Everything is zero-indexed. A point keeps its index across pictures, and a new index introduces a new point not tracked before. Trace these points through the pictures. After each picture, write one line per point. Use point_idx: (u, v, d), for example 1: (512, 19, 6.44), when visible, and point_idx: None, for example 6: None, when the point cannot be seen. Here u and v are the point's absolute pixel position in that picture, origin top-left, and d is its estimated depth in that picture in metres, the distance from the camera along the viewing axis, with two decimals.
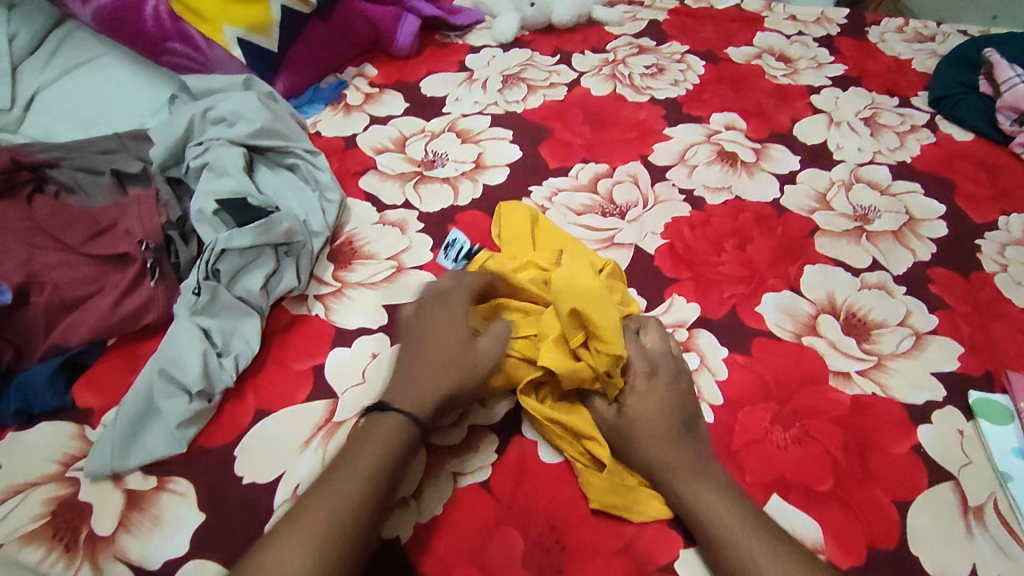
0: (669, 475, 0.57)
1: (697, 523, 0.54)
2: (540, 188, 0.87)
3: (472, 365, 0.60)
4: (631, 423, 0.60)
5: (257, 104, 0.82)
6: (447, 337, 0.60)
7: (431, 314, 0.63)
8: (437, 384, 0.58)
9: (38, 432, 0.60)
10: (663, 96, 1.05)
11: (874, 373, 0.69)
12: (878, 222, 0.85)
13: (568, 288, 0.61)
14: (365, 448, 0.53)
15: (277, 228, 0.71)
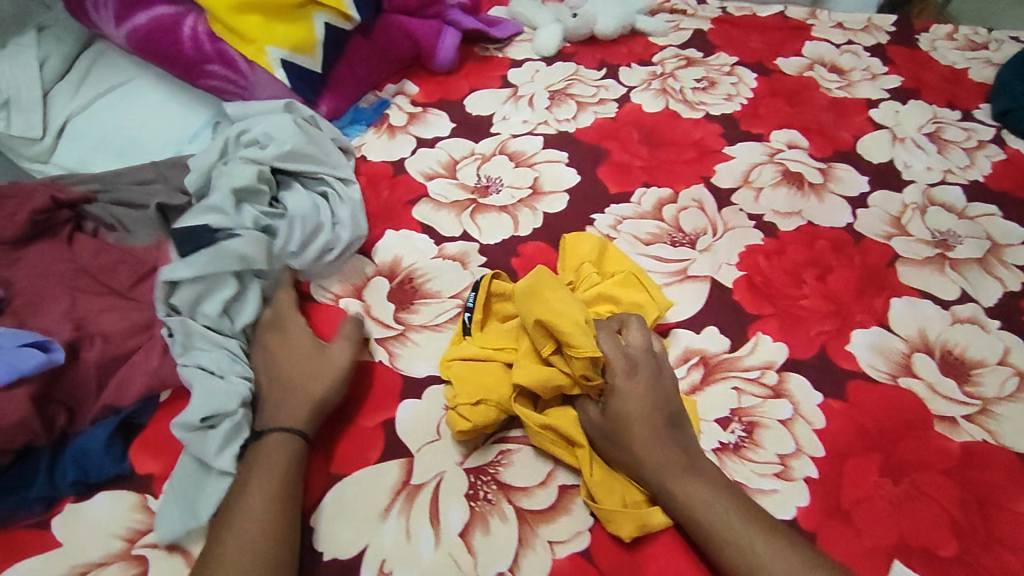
0: (663, 478, 0.55)
1: (699, 529, 0.53)
2: (603, 216, 0.82)
3: (330, 373, 0.61)
4: (615, 426, 0.57)
5: (292, 125, 0.77)
6: (296, 359, 0.62)
7: (266, 343, 0.64)
8: (305, 399, 0.59)
9: (96, 504, 0.55)
10: (718, 112, 1.01)
11: (981, 418, 0.64)
12: (960, 249, 0.81)
13: (532, 299, 0.59)
14: (257, 476, 0.54)
15: (228, 255, 0.65)
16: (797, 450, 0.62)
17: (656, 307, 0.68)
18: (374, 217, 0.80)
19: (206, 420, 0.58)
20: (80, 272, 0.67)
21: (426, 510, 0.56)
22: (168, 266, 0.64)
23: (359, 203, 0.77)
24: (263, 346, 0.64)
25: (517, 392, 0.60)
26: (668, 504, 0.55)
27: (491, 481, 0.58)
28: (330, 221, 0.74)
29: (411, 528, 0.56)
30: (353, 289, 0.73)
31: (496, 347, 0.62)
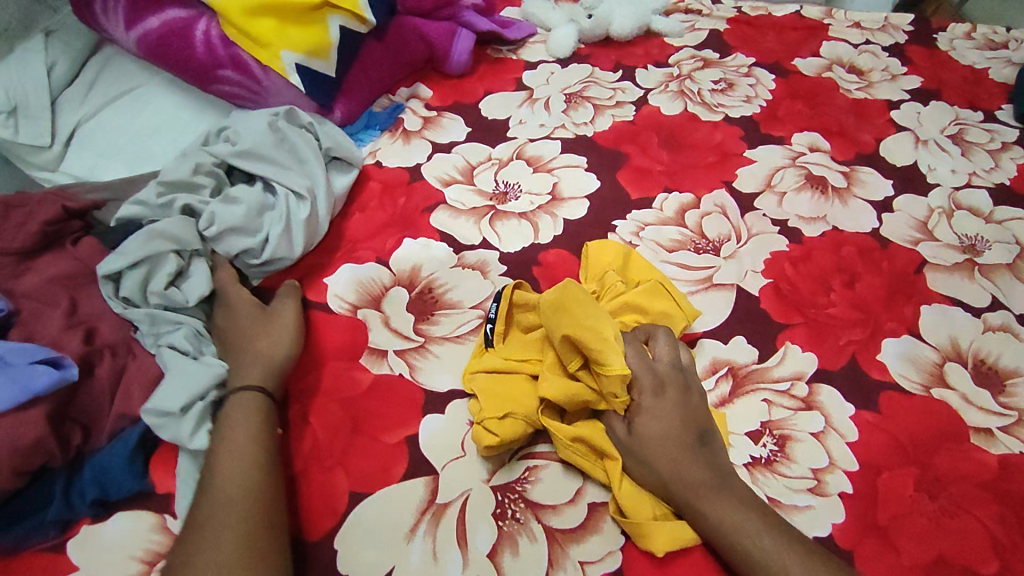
0: (688, 496, 0.54)
1: (732, 547, 0.52)
2: (624, 222, 0.81)
3: (270, 333, 0.62)
4: (642, 443, 0.56)
5: (262, 126, 0.76)
6: (244, 329, 0.63)
7: (219, 323, 0.64)
8: (255, 363, 0.59)
9: (115, 526, 0.53)
10: (737, 114, 0.99)
11: (1018, 430, 0.63)
12: (989, 254, 0.80)
13: (557, 314, 0.57)
14: (231, 438, 0.54)
15: (157, 237, 0.65)
16: (830, 464, 0.60)
17: (684, 316, 0.67)
18: (390, 224, 0.78)
19: (184, 407, 0.56)
20: (89, 277, 0.65)
21: (453, 530, 0.55)
22: (105, 260, 0.64)
23: (301, 219, 0.72)
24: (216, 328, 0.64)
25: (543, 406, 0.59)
26: (699, 523, 0.53)
27: (519, 499, 0.57)
28: (265, 231, 0.71)
29: (438, 549, 0.54)
30: (371, 298, 0.71)
31: (521, 360, 0.61)
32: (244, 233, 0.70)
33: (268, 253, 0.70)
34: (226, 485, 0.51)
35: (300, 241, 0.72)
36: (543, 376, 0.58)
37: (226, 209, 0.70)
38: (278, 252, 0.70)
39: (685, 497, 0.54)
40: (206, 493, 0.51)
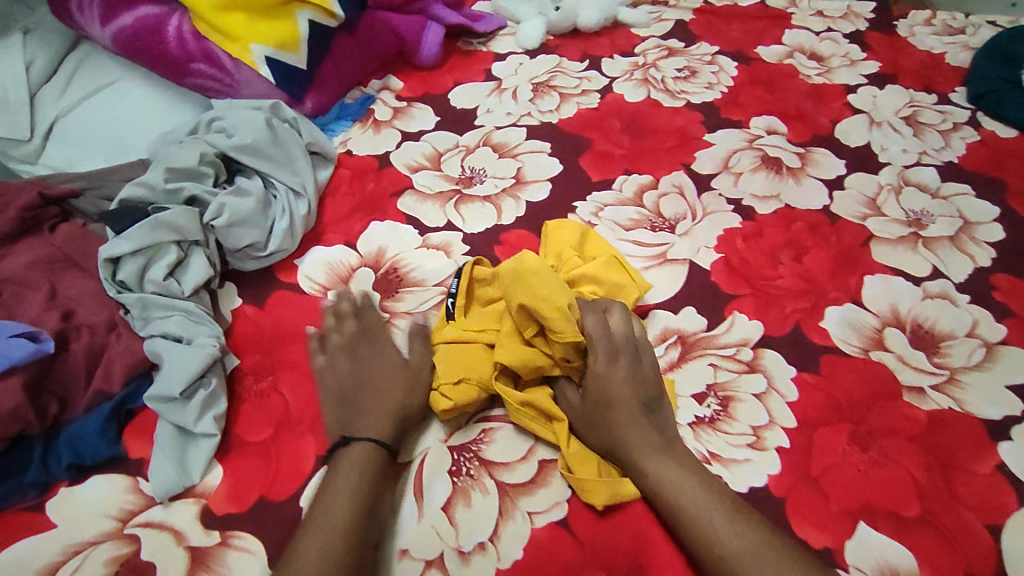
0: (633, 455, 0.57)
1: (666, 502, 0.55)
2: (584, 203, 0.84)
3: (409, 389, 0.61)
4: (593, 408, 0.60)
5: (259, 121, 0.76)
6: (375, 367, 0.62)
7: (358, 353, 0.64)
8: (389, 413, 0.59)
9: (91, 488, 0.56)
10: (699, 100, 1.02)
11: (948, 387, 0.67)
12: (933, 227, 0.83)
13: (513, 284, 0.62)
14: (339, 484, 0.54)
15: (161, 228, 0.66)
16: (770, 421, 0.64)
17: (636, 288, 0.71)
18: (359, 209, 0.81)
19: (183, 392, 0.59)
20: (65, 260, 0.68)
21: (410, 488, 0.59)
22: (109, 243, 0.65)
23: (301, 216, 0.74)
24: (349, 353, 0.64)
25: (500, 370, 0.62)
26: (640, 481, 0.57)
27: (473, 457, 0.61)
28: (269, 227, 0.72)
29: (396, 505, 0.58)
30: (339, 279, 0.73)
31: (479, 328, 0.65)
32: (249, 226, 0.71)
33: (274, 249, 0.71)
34: (322, 538, 0.50)
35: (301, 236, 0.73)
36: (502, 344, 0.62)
37: (229, 201, 0.71)
38: (285, 245, 0.72)
39: (630, 456, 0.57)
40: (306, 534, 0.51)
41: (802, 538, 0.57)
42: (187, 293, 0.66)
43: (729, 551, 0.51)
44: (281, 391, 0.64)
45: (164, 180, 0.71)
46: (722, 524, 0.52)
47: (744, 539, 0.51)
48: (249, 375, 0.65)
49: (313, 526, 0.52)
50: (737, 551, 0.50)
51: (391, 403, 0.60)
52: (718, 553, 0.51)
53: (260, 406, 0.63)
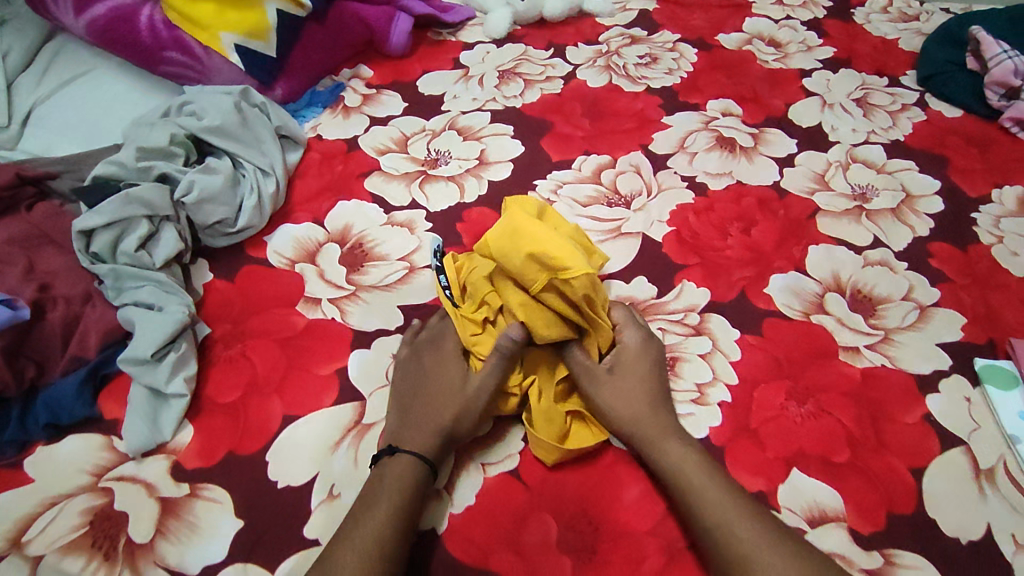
0: (648, 439, 0.58)
1: (676, 486, 0.55)
2: (544, 181, 0.88)
3: (462, 408, 0.60)
4: (616, 385, 0.61)
5: (227, 105, 0.81)
6: (436, 382, 0.62)
7: (423, 360, 0.64)
8: (436, 427, 0.59)
9: (68, 445, 0.60)
10: (659, 84, 1.06)
11: (882, 346, 0.71)
12: (877, 201, 0.87)
13: (517, 240, 0.60)
14: (384, 496, 0.54)
15: (134, 202, 0.71)
16: (713, 379, 0.68)
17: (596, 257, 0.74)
18: (327, 189, 0.85)
19: (154, 354, 0.63)
20: (43, 237, 0.72)
21: (375, 443, 0.62)
22: (82, 217, 0.69)
23: (269, 193, 0.79)
24: (414, 360, 0.64)
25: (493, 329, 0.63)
26: (658, 461, 0.57)
27: None
28: (239, 203, 0.77)
29: (360, 458, 0.61)
30: (307, 254, 0.77)
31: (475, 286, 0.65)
32: (219, 202, 0.75)
33: (243, 223, 0.75)
34: (357, 550, 0.50)
35: (269, 212, 0.78)
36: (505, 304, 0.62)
37: (199, 177, 0.75)
38: (254, 220, 0.77)
39: (645, 442, 0.59)
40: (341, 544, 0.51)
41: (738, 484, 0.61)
42: (158, 264, 0.70)
43: (742, 542, 0.51)
44: (249, 357, 0.67)
45: (136, 159, 0.75)
46: (735, 513, 0.52)
47: (757, 530, 0.51)
48: (219, 342, 0.69)
49: (354, 528, 0.52)
50: (747, 541, 0.51)
51: (444, 418, 0.60)
52: (732, 542, 0.51)
53: (229, 370, 0.66)
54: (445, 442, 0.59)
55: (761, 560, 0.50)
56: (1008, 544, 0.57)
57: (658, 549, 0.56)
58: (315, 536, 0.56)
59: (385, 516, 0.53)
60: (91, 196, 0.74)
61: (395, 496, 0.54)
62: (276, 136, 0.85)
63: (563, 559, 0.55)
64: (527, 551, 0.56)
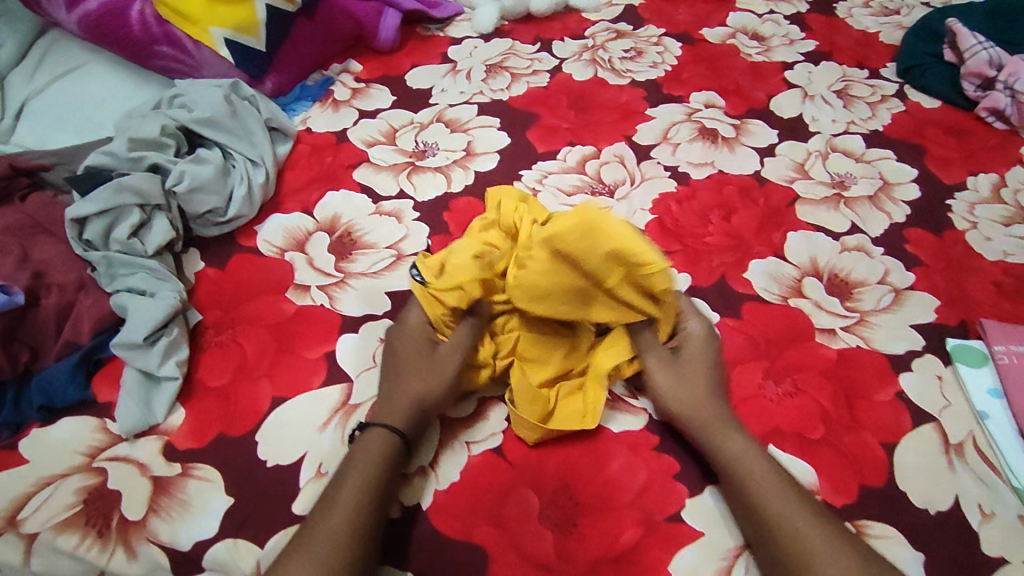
0: (707, 428, 0.61)
1: (736, 477, 0.58)
2: (530, 171, 0.90)
3: (428, 377, 0.63)
4: (684, 370, 0.65)
5: (218, 98, 0.83)
6: (406, 359, 0.65)
7: (392, 340, 0.67)
8: (405, 398, 0.62)
9: (62, 427, 0.62)
10: (643, 78, 1.07)
11: (858, 328, 0.73)
12: (855, 188, 0.89)
13: (594, 237, 0.59)
14: (355, 467, 0.56)
15: (126, 191, 0.72)
16: None
17: None
18: (316, 180, 0.86)
19: (146, 338, 0.65)
20: (39, 228, 0.74)
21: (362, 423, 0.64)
22: (75, 205, 0.71)
23: (259, 184, 0.80)
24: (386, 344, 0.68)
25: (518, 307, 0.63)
26: (715, 453, 0.60)
27: None
28: (229, 193, 0.78)
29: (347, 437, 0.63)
30: (296, 243, 0.78)
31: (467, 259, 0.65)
32: (208, 192, 0.77)
33: (233, 212, 0.77)
34: (328, 521, 0.52)
35: (259, 201, 0.80)
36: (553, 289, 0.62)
37: (190, 168, 0.77)
38: (244, 210, 0.78)
39: (704, 434, 0.61)
40: (315, 518, 0.53)
41: None
42: (150, 252, 0.72)
43: (800, 536, 0.53)
44: (239, 342, 0.69)
45: (127, 149, 0.77)
46: (790, 507, 0.55)
47: (813, 524, 0.53)
48: (210, 328, 0.70)
49: (332, 505, 0.54)
50: (803, 536, 0.53)
51: (414, 388, 0.62)
52: (788, 535, 0.53)
53: (220, 355, 0.68)
54: (416, 413, 0.61)
55: (821, 558, 0.51)
56: (974, 514, 0.60)
57: (636, 521, 0.59)
58: (304, 512, 0.58)
59: (357, 488, 0.55)
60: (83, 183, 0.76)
61: (363, 466, 0.56)
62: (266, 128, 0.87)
63: (544, 532, 0.58)
64: (510, 524, 0.58)
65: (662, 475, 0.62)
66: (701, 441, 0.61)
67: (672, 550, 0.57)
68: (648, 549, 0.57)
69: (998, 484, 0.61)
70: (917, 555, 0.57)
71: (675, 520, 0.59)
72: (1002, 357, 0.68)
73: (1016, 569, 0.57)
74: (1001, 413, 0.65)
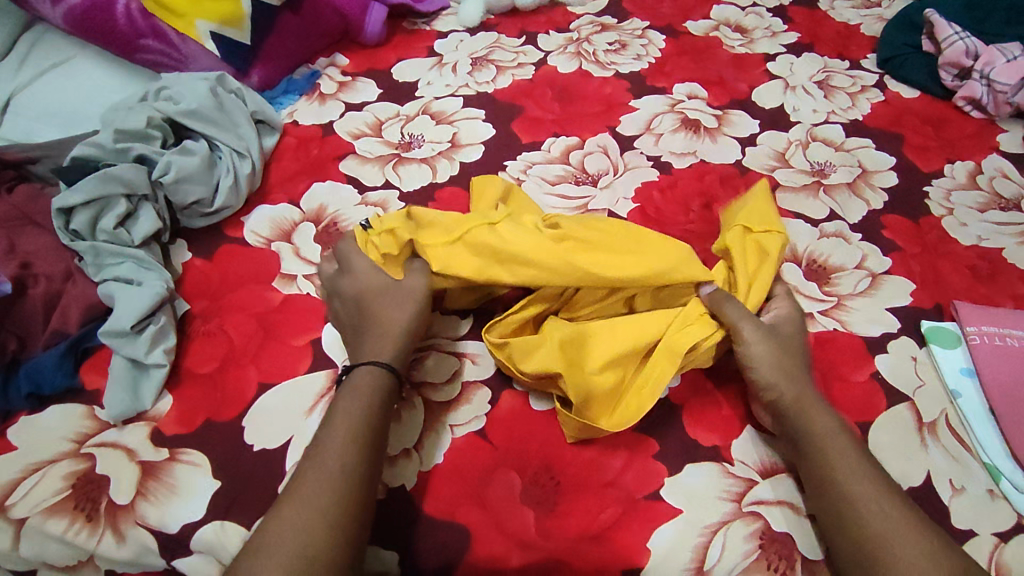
0: (797, 405, 0.61)
1: (822, 455, 0.58)
2: (514, 162, 0.91)
3: (401, 304, 0.65)
4: (778, 337, 0.65)
5: (203, 90, 0.84)
6: (374, 296, 0.66)
7: (342, 284, 0.68)
8: (385, 335, 0.64)
9: (50, 415, 0.63)
10: (627, 70, 1.07)
11: (835, 312, 0.74)
12: (834, 176, 0.91)
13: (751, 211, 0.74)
14: (352, 405, 0.58)
15: (112, 180, 0.73)
16: None
17: None
18: (303, 171, 0.87)
19: (134, 327, 0.66)
20: (27, 220, 0.74)
21: None
22: (62, 195, 0.72)
23: (245, 175, 0.81)
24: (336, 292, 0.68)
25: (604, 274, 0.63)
26: (801, 428, 0.60)
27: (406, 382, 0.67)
28: (216, 184, 0.79)
29: None
30: (282, 233, 0.79)
31: (451, 241, 0.66)
32: (195, 182, 0.78)
33: (220, 203, 0.78)
34: (330, 458, 0.54)
35: (245, 192, 0.80)
36: (632, 253, 0.65)
37: (176, 158, 0.78)
38: (230, 200, 0.79)
39: (792, 411, 0.61)
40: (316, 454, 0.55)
41: (695, 440, 0.64)
42: (136, 242, 0.73)
43: (874, 514, 0.54)
44: (226, 330, 0.70)
45: (113, 140, 0.78)
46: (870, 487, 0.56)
47: (888, 505, 0.54)
48: (198, 317, 0.71)
49: (332, 434, 0.56)
50: (885, 518, 0.54)
51: (394, 318, 0.64)
52: (861, 513, 0.54)
53: (207, 343, 0.69)
54: (396, 348, 0.63)
55: (895, 537, 0.53)
56: (945, 489, 0.61)
57: (616, 500, 0.60)
58: None
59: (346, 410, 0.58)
60: (69, 174, 0.77)
61: (359, 404, 0.58)
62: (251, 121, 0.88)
63: (526, 511, 0.59)
64: (493, 505, 0.60)
65: (642, 455, 0.63)
66: (789, 416, 0.61)
67: (651, 527, 0.59)
68: (628, 526, 0.59)
69: (968, 459, 0.63)
70: None
71: (654, 499, 0.61)
72: (974, 337, 0.70)
73: (985, 540, 0.59)
74: (972, 392, 0.67)
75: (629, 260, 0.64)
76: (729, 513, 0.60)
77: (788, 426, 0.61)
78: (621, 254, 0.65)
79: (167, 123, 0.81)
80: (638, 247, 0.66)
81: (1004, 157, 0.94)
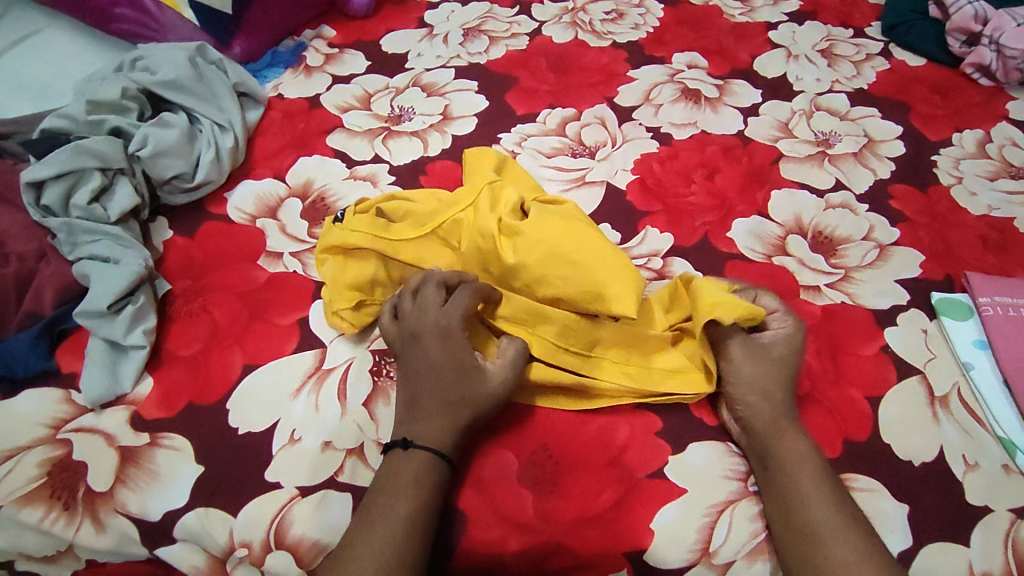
0: (769, 431, 0.57)
1: (792, 480, 0.55)
2: (508, 134, 0.87)
3: (473, 399, 0.57)
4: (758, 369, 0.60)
5: (180, 59, 0.80)
6: (445, 378, 0.58)
7: (425, 344, 0.59)
8: (449, 420, 0.57)
9: (24, 399, 0.61)
10: (624, 40, 1.03)
11: (842, 284, 0.72)
12: (840, 146, 0.88)
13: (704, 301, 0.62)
14: (400, 484, 0.54)
15: (85, 154, 0.70)
16: None
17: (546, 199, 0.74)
18: (289, 146, 0.84)
19: (111, 306, 0.63)
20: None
21: (335, 388, 0.62)
22: (31, 168, 0.69)
23: (227, 149, 0.78)
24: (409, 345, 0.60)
25: (537, 288, 0.61)
26: (777, 449, 0.56)
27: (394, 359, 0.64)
28: (196, 159, 0.76)
29: (320, 403, 0.61)
30: (267, 209, 0.76)
31: (422, 233, 0.64)
32: (174, 157, 0.74)
33: (200, 177, 0.75)
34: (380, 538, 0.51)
35: (228, 166, 0.77)
36: (580, 263, 0.60)
37: (153, 131, 0.74)
38: (211, 174, 0.76)
39: (765, 436, 0.57)
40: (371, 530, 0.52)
41: (699, 417, 0.62)
42: (112, 218, 0.70)
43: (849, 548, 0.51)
44: (210, 310, 0.67)
45: (86, 112, 0.75)
46: (848, 536, 0.52)
47: (860, 538, 0.51)
48: (179, 297, 0.68)
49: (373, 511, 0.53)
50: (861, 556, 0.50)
51: (464, 416, 0.57)
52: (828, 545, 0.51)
53: (189, 324, 0.66)
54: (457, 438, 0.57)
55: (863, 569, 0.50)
56: (959, 465, 0.59)
57: (617, 480, 0.58)
58: (276, 479, 0.57)
59: (398, 519, 0.52)
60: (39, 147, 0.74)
61: (410, 485, 0.54)
62: (234, 93, 0.84)
63: (523, 492, 0.57)
64: (489, 488, 0.58)
65: (643, 430, 0.61)
66: (758, 436, 0.57)
67: (655, 507, 0.57)
68: (630, 507, 0.57)
69: (981, 434, 0.61)
70: (899, 505, 0.58)
71: (657, 478, 0.58)
72: (987, 309, 0.67)
73: (1000, 517, 0.57)
74: (985, 364, 0.65)
75: (570, 274, 0.60)
76: (735, 492, 0.58)
77: (756, 444, 0.57)
78: (570, 264, 0.60)
79: (141, 95, 0.78)
80: (584, 257, 0.60)
81: (1013, 125, 0.91)
